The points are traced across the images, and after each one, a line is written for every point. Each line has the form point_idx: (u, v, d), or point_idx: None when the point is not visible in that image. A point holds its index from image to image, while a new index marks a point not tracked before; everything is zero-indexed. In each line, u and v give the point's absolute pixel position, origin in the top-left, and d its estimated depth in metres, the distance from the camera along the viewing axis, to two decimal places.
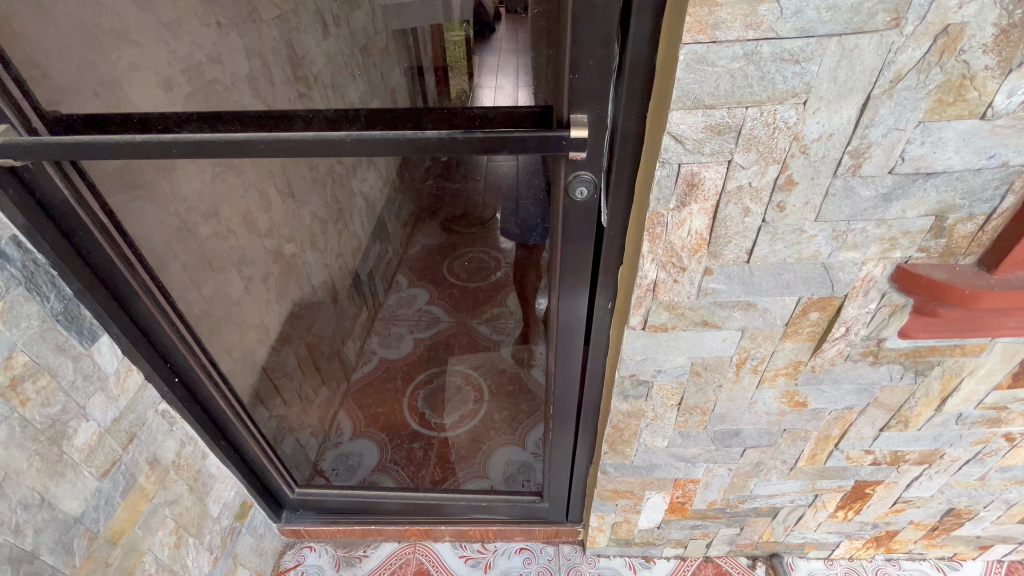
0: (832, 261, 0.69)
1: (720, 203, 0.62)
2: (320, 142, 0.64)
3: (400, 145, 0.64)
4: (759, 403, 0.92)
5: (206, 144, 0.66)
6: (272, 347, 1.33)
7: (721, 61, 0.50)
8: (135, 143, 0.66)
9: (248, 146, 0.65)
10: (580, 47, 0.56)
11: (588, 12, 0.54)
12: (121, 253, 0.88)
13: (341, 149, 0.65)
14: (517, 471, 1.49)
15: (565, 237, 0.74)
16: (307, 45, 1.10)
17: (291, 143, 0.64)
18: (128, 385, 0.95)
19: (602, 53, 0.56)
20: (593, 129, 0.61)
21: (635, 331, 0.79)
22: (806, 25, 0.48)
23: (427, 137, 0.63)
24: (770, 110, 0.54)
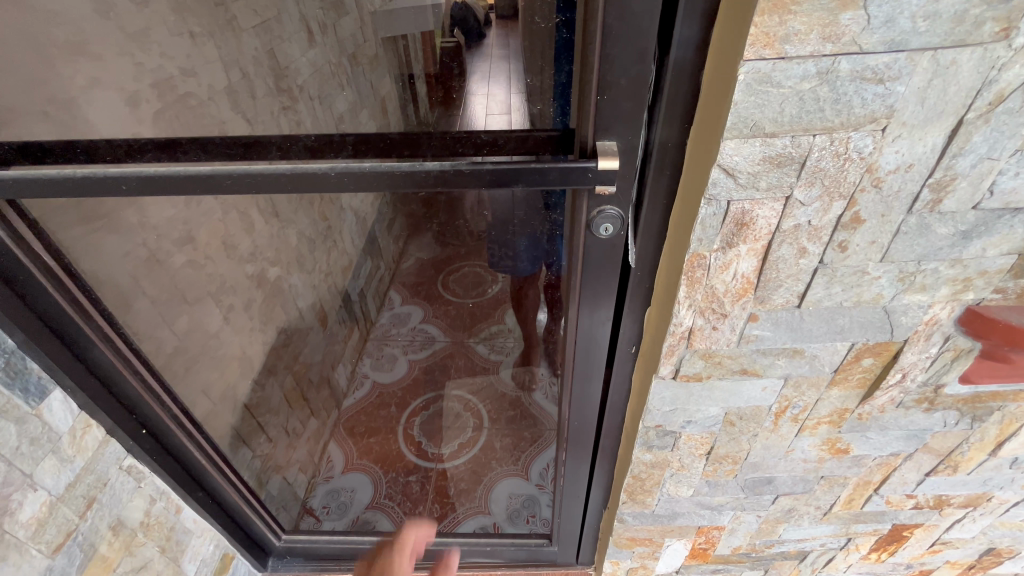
0: (894, 304, 0.60)
1: (772, 243, 0.53)
2: (298, 177, 0.54)
3: (395, 179, 0.55)
4: (797, 451, 0.83)
5: (163, 178, 0.56)
6: (256, 382, 1.14)
7: (788, 80, 0.41)
8: (77, 180, 0.56)
9: (213, 181, 0.55)
10: (610, 64, 0.46)
11: (621, 22, 0.44)
12: (73, 297, 0.78)
13: (324, 185, 0.55)
14: (521, 506, 1.37)
15: (584, 279, 0.64)
16: (291, 54, 0.97)
17: (265, 176, 0.54)
18: (86, 443, 0.84)
19: (636, 71, 0.47)
20: (624, 161, 0.52)
21: (664, 380, 0.70)
22: (896, 37, 0.39)
23: (426, 169, 0.53)
24: (841, 138, 0.45)
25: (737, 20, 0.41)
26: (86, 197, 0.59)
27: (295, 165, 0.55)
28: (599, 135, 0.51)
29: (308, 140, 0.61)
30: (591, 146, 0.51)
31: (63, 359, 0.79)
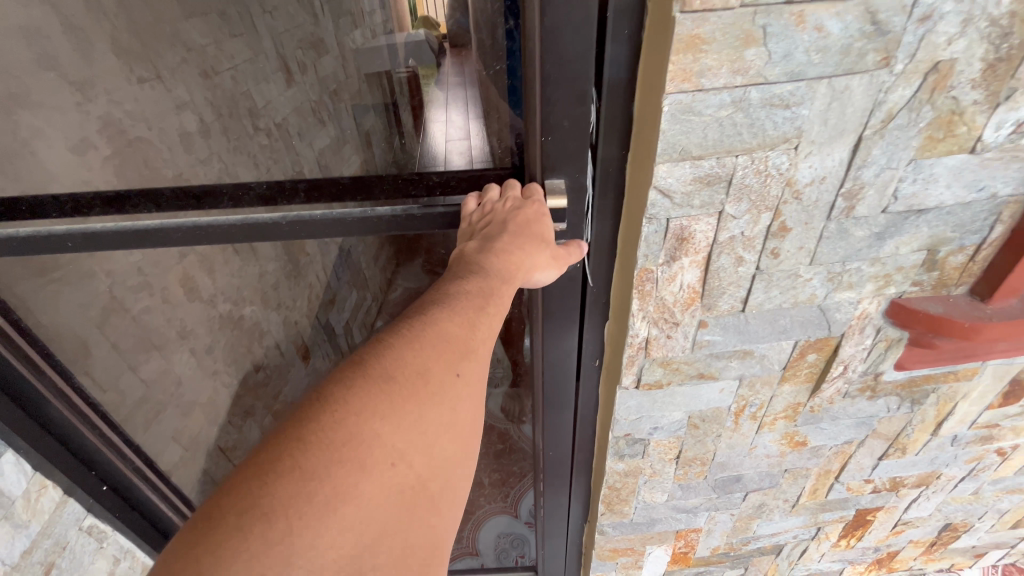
0: (828, 303, 0.65)
1: (712, 254, 0.57)
2: (250, 227, 0.58)
3: (348, 224, 0.58)
4: (759, 447, 0.87)
5: (111, 235, 0.58)
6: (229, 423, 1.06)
7: (708, 109, 0.46)
8: (27, 239, 0.58)
9: (165, 235, 0.59)
10: (552, 108, 0.49)
11: (559, 68, 0.47)
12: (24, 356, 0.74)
13: (277, 233, 0.59)
14: (510, 546, 1.34)
15: (546, 313, 0.67)
16: (269, 95, 1.09)
17: (221, 228, 0.58)
18: (41, 506, 0.80)
19: (578, 112, 0.49)
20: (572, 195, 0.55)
21: (628, 390, 0.73)
22: (795, 68, 0.44)
23: (378, 215, 0.58)
24: (760, 157, 0.50)
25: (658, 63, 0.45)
26: (37, 255, 0.60)
27: (248, 216, 0.58)
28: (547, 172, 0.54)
29: (260, 189, 0.61)
30: (539, 184, 0.54)
31: (14, 420, 0.76)
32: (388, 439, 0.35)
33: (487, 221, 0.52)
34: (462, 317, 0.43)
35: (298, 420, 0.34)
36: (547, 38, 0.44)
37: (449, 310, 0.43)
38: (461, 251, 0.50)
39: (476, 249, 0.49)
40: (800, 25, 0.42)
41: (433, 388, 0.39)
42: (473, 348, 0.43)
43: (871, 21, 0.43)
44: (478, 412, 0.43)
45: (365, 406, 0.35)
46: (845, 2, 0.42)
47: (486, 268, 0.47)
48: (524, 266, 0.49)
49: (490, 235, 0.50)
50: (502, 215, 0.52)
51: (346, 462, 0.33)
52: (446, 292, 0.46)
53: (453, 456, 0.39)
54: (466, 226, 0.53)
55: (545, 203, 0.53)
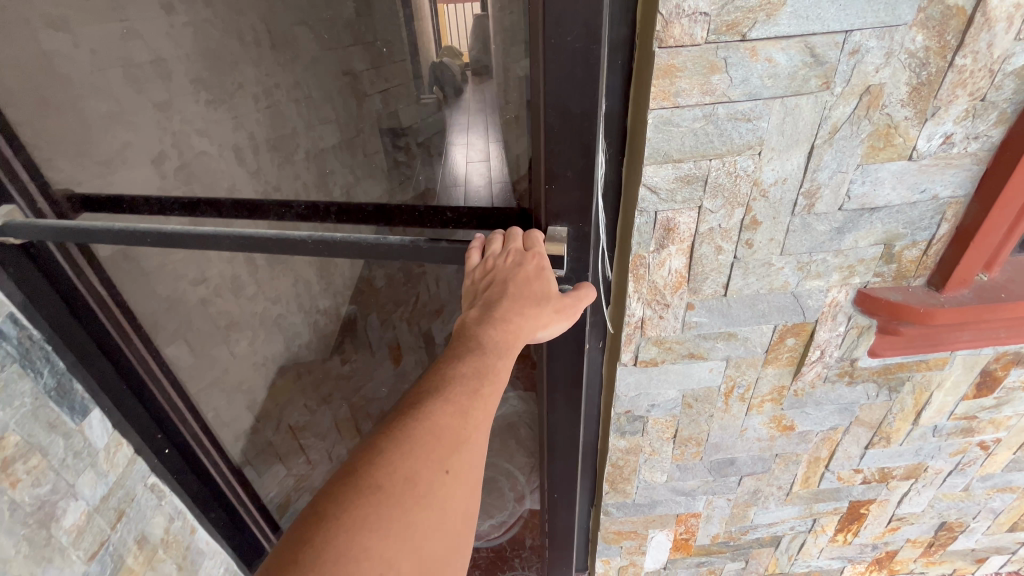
0: (800, 290, 0.76)
1: (694, 243, 0.68)
2: (282, 240, 0.66)
3: (362, 249, 0.67)
4: (749, 430, 0.96)
5: (181, 236, 0.69)
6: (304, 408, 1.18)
7: (684, 122, 0.58)
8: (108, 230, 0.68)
9: (214, 240, 0.68)
10: (557, 159, 0.59)
11: (563, 121, 0.57)
12: (119, 325, 0.88)
13: (302, 250, 0.67)
14: None
15: (550, 354, 0.81)
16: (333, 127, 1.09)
17: (259, 238, 0.67)
18: (118, 459, 0.93)
19: (580, 162, 0.60)
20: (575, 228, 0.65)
21: (627, 367, 0.83)
22: (752, 90, 0.56)
23: (388, 243, 0.66)
24: (730, 161, 0.61)
25: (642, 100, 0.58)
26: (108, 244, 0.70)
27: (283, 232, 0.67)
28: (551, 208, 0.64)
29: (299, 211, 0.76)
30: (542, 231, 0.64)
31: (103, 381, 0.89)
32: (382, 540, 0.40)
33: (490, 280, 0.57)
34: (453, 409, 0.47)
35: (303, 532, 0.41)
36: (553, 100, 0.56)
37: (441, 401, 0.48)
38: (464, 319, 0.55)
39: (474, 320, 0.54)
40: (754, 57, 0.54)
41: (422, 488, 0.44)
42: (464, 440, 0.47)
43: (811, 54, 0.54)
44: (471, 501, 0.47)
45: (358, 517, 0.41)
46: (788, 40, 0.54)
47: (483, 343, 0.52)
48: (523, 331, 0.54)
49: (490, 301, 0.55)
50: (502, 275, 0.57)
51: (340, 568, 0.39)
52: (443, 377, 0.50)
53: (443, 549, 0.44)
54: (471, 285, 0.58)
55: (544, 256, 0.59)
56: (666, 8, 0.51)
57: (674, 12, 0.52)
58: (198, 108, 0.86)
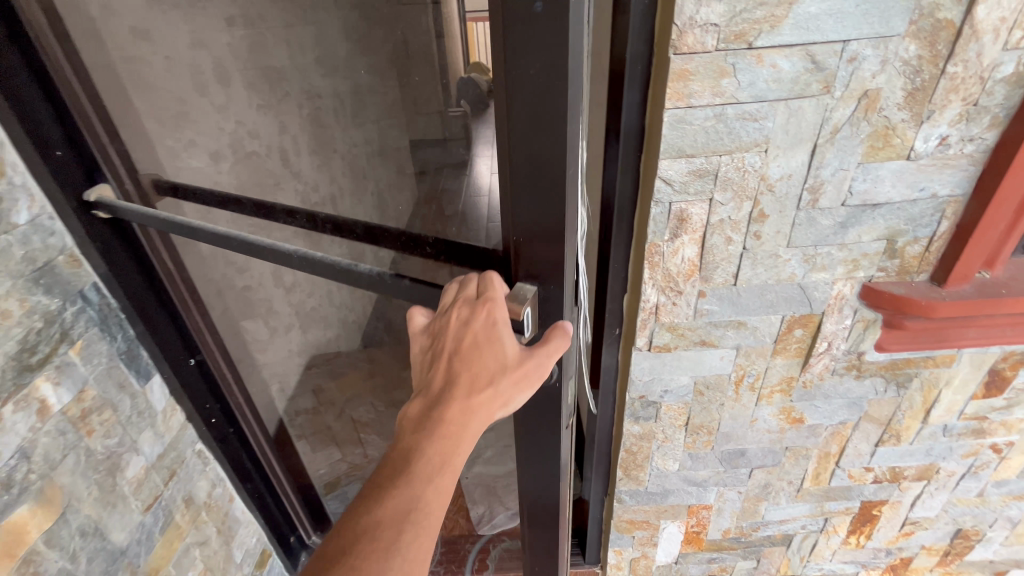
0: (806, 282, 0.81)
1: (706, 233, 0.75)
2: (273, 251, 0.72)
3: (338, 273, 0.69)
4: (760, 420, 1.00)
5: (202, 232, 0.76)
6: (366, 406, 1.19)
7: (696, 121, 0.65)
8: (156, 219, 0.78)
9: (221, 240, 0.75)
10: (523, 210, 0.51)
11: (531, 165, 0.48)
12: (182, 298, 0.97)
13: (287, 262, 0.71)
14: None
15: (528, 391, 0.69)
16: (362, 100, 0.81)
17: (253, 246, 0.73)
18: (172, 423, 1.01)
19: (549, 216, 0.50)
20: (545, 280, 0.55)
21: (641, 352, 0.89)
22: (758, 93, 0.63)
23: (360, 271, 0.67)
24: (739, 157, 0.68)
25: (655, 108, 0.66)
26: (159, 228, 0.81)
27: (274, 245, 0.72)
28: (524, 253, 0.54)
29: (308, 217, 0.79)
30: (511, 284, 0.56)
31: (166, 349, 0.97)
32: None
33: (435, 355, 0.55)
34: (363, 560, 0.46)
35: None
36: (517, 141, 0.47)
37: (352, 554, 0.46)
38: (406, 420, 0.54)
39: (414, 424, 0.53)
40: (760, 63, 0.61)
41: None
42: None
43: (812, 61, 0.61)
44: None
45: None
46: (790, 48, 0.60)
47: (413, 463, 0.50)
48: (462, 439, 0.52)
49: (437, 399, 0.53)
50: (445, 354, 0.54)
51: None
52: (363, 518, 0.48)
53: None
54: (424, 360, 0.56)
55: (499, 306, 0.52)
56: (680, 19, 0.59)
57: (687, 23, 0.59)
58: (252, 114, 0.84)
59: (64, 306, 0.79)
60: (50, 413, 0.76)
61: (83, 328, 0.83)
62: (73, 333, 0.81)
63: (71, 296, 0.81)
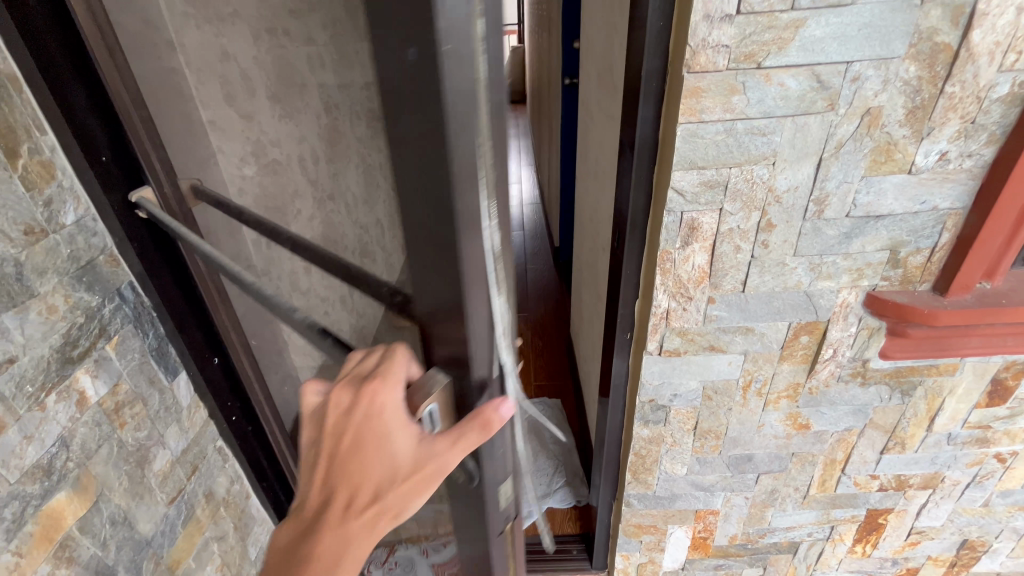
0: (812, 290, 0.84)
1: (716, 241, 0.78)
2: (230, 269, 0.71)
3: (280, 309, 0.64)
4: (767, 426, 1.02)
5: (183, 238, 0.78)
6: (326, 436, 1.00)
7: (707, 135, 0.69)
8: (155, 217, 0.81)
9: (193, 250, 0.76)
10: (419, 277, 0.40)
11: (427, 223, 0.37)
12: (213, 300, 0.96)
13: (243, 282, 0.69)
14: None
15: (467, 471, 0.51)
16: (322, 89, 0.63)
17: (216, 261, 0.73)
18: (196, 420, 1.04)
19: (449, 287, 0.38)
20: (463, 366, 0.41)
21: (652, 356, 0.92)
22: (767, 109, 0.67)
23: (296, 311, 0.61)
24: (748, 170, 0.72)
25: (670, 124, 0.70)
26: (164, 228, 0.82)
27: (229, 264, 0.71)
28: (432, 330, 0.42)
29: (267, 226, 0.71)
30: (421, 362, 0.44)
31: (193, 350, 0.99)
32: None
33: (312, 459, 0.45)
34: None
35: None
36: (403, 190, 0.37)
37: None
38: (280, 539, 0.47)
39: (283, 551, 0.46)
40: (768, 82, 0.65)
41: None
42: None
43: (817, 80, 0.65)
44: None
45: None
46: (796, 68, 0.64)
47: None
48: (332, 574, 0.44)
49: (308, 524, 0.45)
50: (325, 456, 0.44)
51: None
52: None
53: None
54: (302, 461, 0.46)
55: (379, 400, 0.41)
56: (694, 40, 0.63)
57: (700, 44, 0.63)
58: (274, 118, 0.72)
59: (103, 303, 0.83)
60: (88, 404, 0.80)
61: (118, 325, 0.86)
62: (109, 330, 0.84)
63: (110, 295, 0.84)
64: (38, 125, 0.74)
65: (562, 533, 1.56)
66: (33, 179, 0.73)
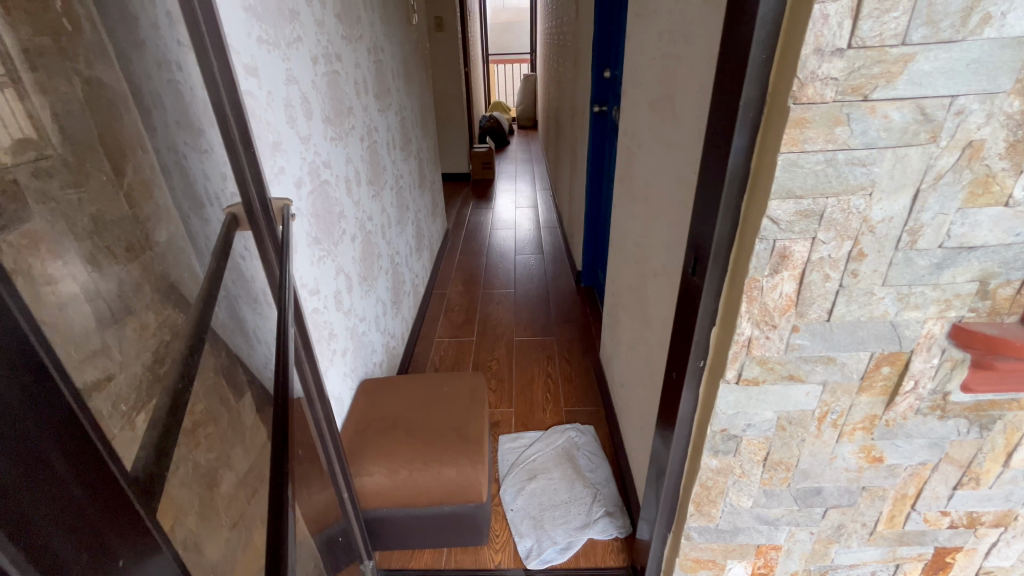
0: (899, 320, 0.83)
1: (806, 270, 0.78)
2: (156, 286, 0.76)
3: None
4: (839, 458, 1.00)
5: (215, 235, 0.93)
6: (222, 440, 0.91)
7: (808, 165, 0.69)
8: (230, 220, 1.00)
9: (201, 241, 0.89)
10: None
11: None
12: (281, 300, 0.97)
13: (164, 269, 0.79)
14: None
15: None
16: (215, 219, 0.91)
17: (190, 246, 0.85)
18: (255, 442, 1.02)
19: None
20: None
21: (729, 385, 0.91)
22: (870, 139, 0.67)
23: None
24: (845, 200, 0.72)
25: (771, 151, 0.70)
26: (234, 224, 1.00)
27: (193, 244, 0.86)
28: None
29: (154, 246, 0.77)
30: None
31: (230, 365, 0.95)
32: None
33: None
34: None
35: None
36: None
37: None
38: None
39: None
40: (873, 114, 0.66)
41: None
42: None
43: (922, 113, 0.66)
44: None
45: None
46: (902, 101, 0.65)
47: None
48: None
49: None
50: None
51: None
52: None
53: None
54: None
55: None
56: (803, 73, 0.63)
57: (809, 77, 0.63)
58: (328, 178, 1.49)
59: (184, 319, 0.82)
60: None
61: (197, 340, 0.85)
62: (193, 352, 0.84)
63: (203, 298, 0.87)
64: (139, 146, 0.77)
65: (605, 565, 1.52)
66: (135, 197, 0.76)
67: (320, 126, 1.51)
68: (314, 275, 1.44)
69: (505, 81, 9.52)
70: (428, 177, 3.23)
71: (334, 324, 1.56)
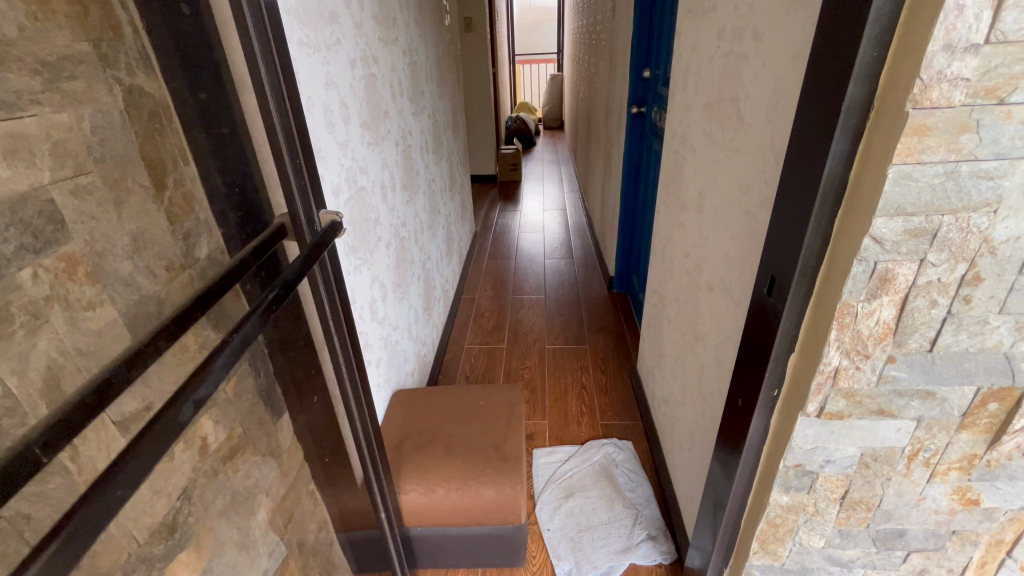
0: (1014, 352, 0.73)
1: (909, 295, 0.69)
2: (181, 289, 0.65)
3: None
4: (928, 500, 0.90)
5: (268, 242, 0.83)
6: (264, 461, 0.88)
7: (924, 177, 0.60)
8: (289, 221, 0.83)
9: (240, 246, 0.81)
10: None
11: None
12: (226, 339, 0.59)
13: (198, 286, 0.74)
14: None
15: None
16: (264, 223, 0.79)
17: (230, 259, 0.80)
18: (293, 463, 0.97)
19: None
20: None
21: (809, 418, 0.82)
22: (1001, 150, 0.59)
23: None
24: (964, 217, 0.63)
25: (879, 161, 0.61)
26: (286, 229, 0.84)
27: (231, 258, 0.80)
28: None
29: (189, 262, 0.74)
30: None
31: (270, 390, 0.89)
32: None
33: None
34: None
35: None
36: None
37: None
38: None
39: None
40: (1008, 120, 0.57)
41: None
42: None
43: None
44: None
45: None
46: None
47: None
48: None
49: None
50: None
51: None
52: None
53: None
54: None
55: None
56: (927, 73, 0.55)
57: (935, 77, 0.55)
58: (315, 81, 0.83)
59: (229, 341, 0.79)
60: (208, 451, 0.75)
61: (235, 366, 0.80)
62: (138, 357, 0.52)
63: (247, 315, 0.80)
64: (184, 156, 0.72)
65: None
66: (175, 212, 0.72)
67: (358, 130, 1.47)
68: (351, 284, 1.40)
69: (531, 82, 9.47)
70: (458, 179, 3.19)
71: (369, 333, 1.52)
